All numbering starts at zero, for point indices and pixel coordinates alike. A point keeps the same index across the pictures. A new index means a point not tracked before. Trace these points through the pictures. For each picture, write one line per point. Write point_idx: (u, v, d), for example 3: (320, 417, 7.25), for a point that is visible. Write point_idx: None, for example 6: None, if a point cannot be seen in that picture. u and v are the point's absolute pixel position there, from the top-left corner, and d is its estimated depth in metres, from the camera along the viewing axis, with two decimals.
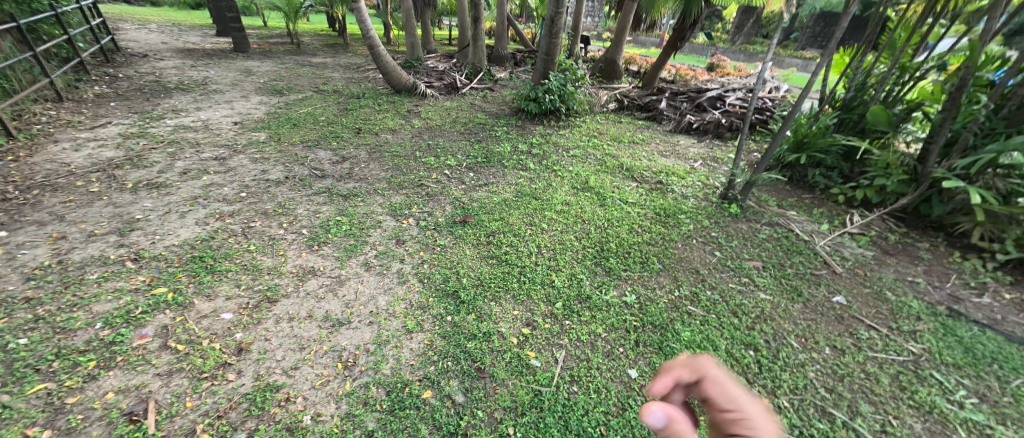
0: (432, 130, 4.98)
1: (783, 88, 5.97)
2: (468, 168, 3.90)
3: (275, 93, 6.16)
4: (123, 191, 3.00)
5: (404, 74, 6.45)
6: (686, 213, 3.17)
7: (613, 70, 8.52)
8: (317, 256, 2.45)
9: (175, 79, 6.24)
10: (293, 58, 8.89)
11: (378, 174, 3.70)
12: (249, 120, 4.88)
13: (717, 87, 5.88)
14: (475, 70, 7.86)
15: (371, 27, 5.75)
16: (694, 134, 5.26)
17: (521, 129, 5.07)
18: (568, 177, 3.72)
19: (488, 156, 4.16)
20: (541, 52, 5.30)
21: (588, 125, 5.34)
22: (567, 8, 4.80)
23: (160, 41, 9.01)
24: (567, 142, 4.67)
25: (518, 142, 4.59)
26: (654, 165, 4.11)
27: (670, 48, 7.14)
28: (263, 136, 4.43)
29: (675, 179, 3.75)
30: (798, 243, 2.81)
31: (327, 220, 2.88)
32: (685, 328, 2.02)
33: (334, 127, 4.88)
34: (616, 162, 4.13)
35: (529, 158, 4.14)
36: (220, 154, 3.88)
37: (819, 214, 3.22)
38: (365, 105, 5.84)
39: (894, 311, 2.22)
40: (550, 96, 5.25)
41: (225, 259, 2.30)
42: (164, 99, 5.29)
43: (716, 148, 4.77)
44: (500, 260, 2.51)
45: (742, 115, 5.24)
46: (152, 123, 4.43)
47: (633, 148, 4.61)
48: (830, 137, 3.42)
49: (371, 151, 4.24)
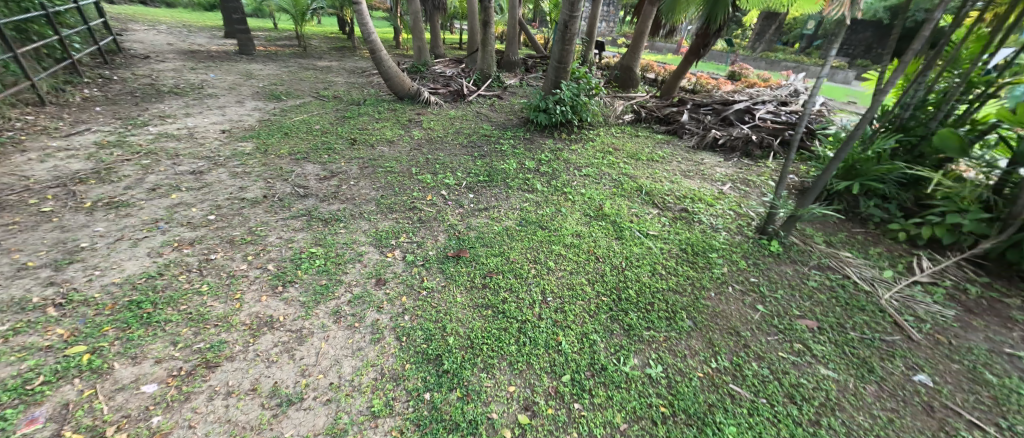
0: (432, 142, 4.61)
1: (818, 101, 5.45)
2: (468, 187, 3.50)
3: (272, 99, 5.87)
4: (77, 211, 2.68)
5: (407, 80, 6.10)
6: (718, 251, 2.69)
7: (629, 78, 8.07)
8: (279, 301, 2.07)
9: (170, 83, 6.01)
10: (297, 61, 8.66)
11: (368, 193, 3.33)
12: (238, 128, 4.58)
13: (745, 99, 5.40)
14: (484, 76, 7.49)
15: (373, 30, 5.42)
16: (719, 151, 4.80)
17: (529, 143, 4.66)
18: (580, 201, 3.29)
19: (491, 174, 3.76)
20: (553, 59, 4.85)
21: (602, 139, 4.91)
22: (581, 13, 4.39)
23: (166, 43, 8.91)
24: (579, 159, 4.23)
25: (525, 157, 4.18)
26: (677, 188, 3.64)
27: (692, 56, 6.67)
28: (251, 147, 4.11)
29: (702, 206, 3.28)
30: (857, 296, 2.32)
31: (299, 251, 2.50)
32: (729, 421, 1.54)
33: (328, 137, 4.54)
34: (634, 184, 3.68)
35: (536, 177, 3.73)
36: (199, 167, 3.56)
37: (877, 256, 2.71)
38: (365, 112, 5.51)
39: (1000, 400, 1.70)
40: (561, 107, 4.85)
41: (168, 306, 1.93)
42: (154, 104, 5.04)
43: (745, 168, 4.30)
44: (496, 311, 2.09)
45: (774, 131, 4.74)
46: (134, 130, 4.15)
47: (652, 167, 4.17)
48: (889, 163, 2.94)
49: (363, 165, 3.88)
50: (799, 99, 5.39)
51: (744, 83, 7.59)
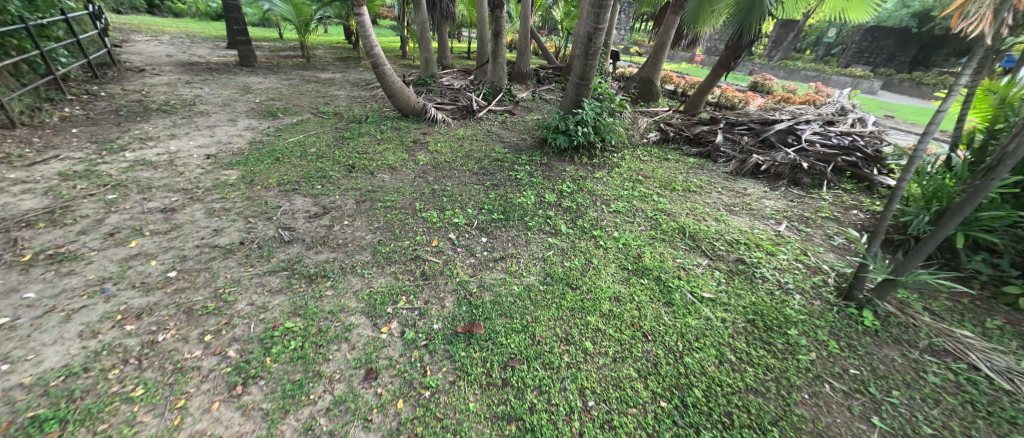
0: (439, 168, 4.13)
1: (870, 120, 4.84)
2: (480, 228, 3.01)
3: (268, 116, 5.46)
4: (10, 267, 2.22)
5: (412, 96, 5.66)
6: (798, 325, 2.12)
7: (650, 91, 7.59)
8: (232, 409, 1.54)
9: (160, 99, 5.64)
10: (299, 73, 8.31)
11: (363, 237, 2.84)
12: (225, 152, 4.14)
13: (787, 118, 4.84)
14: (494, 90, 7.04)
15: (376, 43, 5.00)
16: (762, 178, 4.25)
17: (547, 169, 4.15)
18: (614, 248, 2.77)
19: (506, 210, 3.27)
20: (573, 76, 4.37)
21: (628, 164, 4.40)
22: (606, 25, 3.92)
23: (165, 55, 8.62)
24: (605, 190, 3.71)
25: (545, 188, 3.68)
26: (727, 229, 3.09)
27: (721, 68, 6.15)
28: (236, 175, 3.66)
29: (762, 255, 2.72)
30: (1004, 403, 1.72)
31: (272, 325, 1.98)
32: None
33: (324, 163, 4.09)
34: (674, 224, 3.14)
35: (559, 214, 3.23)
36: (173, 203, 3.10)
37: (1002, 333, 2.13)
38: (366, 132, 5.06)
39: None
40: (582, 128, 4.37)
41: (79, 426, 1.41)
42: (138, 124, 4.64)
43: (797, 200, 3.74)
44: (521, 428, 1.54)
45: (825, 157, 4.18)
46: (108, 157, 3.72)
47: (690, 199, 3.64)
48: (999, 210, 2.39)
49: (360, 198, 3.41)
50: (848, 118, 4.80)
51: (775, 98, 7.03)
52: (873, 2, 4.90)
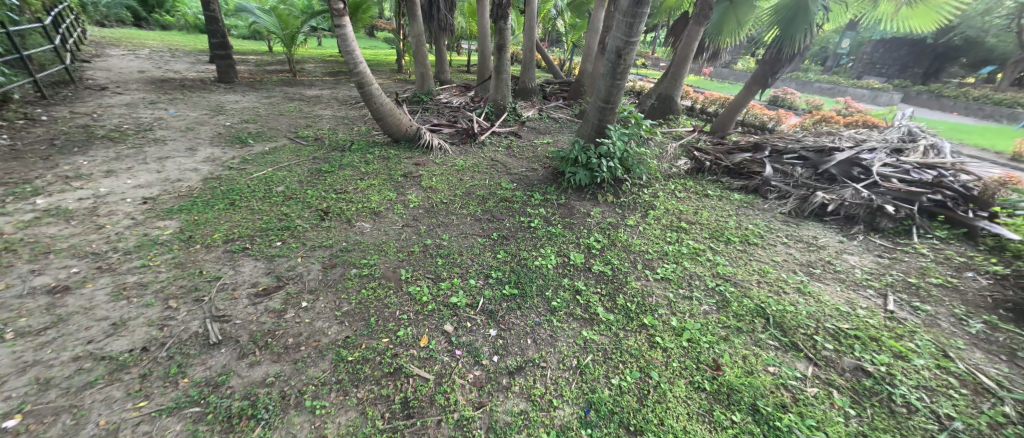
0: (433, 212, 3.36)
1: (945, 148, 4.09)
2: (488, 313, 2.21)
3: (235, 143, 4.69)
4: None
5: (403, 118, 4.90)
6: None
7: (669, 107, 6.88)
8: None
9: (113, 123, 4.88)
10: (283, 90, 7.60)
11: (324, 333, 2.01)
12: (169, 194, 3.36)
13: (847, 145, 4.08)
14: (498, 109, 6.33)
15: (361, 58, 4.25)
16: (831, 221, 3.48)
17: (567, 212, 3.39)
18: (679, 350, 1.95)
19: (520, 279, 2.49)
20: (596, 97, 3.61)
21: (663, 204, 3.63)
22: (640, 38, 3.21)
23: (137, 70, 7.90)
24: (644, 244, 2.93)
25: (566, 242, 2.91)
26: (823, 310, 2.26)
27: (755, 85, 5.40)
28: (173, 229, 2.87)
29: (894, 362, 1.89)
30: None
31: None
32: None
33: (292, 205, 3.32)
34: (748, 301, 2.31)
35: (590, 286, 2.44)
36: (70, 277, 2.29)
37: None
38: (348, 163, 4.28)
39: None
40: (607, 160, 3.63)
41: None
42: (71, 156, 3.86)
43: (887, 255, 2.96)
44: None
45: (907, 196, 3.40)
46: (11, 205, 2.92)
47: (751, 255, 2.86)
48: None
49: (329, 262, 2.61)
50: (919, 145, 4.04)
51: (810, 116, 6.30)
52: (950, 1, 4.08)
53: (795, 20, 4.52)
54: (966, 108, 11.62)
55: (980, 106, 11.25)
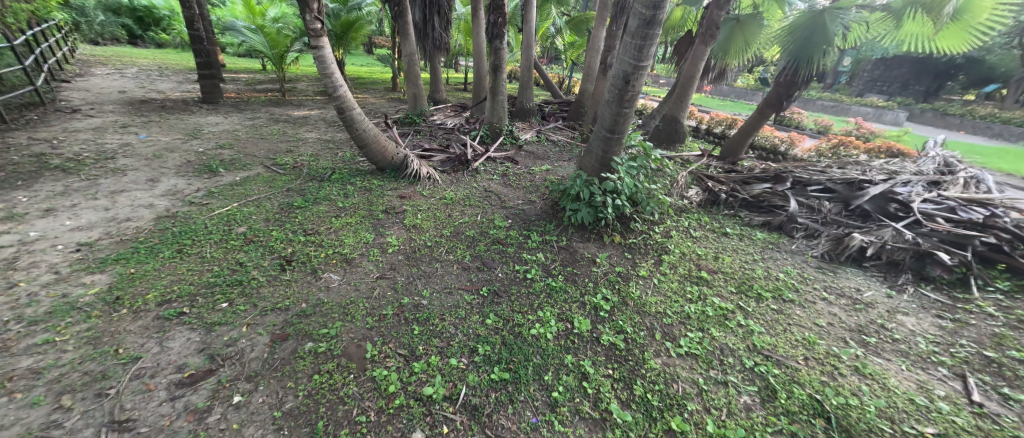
0: (414, 260, 2.91)
1: (988, 180, 3.67)
2: (472, 410, 1.73)
3: (203, 172, 4.27)
4: None
5: (389, 145, 4.50)
6: None
7: (675, 130, 6.53)
8: None
9: (72, 150, 4.48)
10: (268, 111, 7.25)
11: None
12: (110, 238, 2.91)
13: (878, 177, 3.67)
14: (493, 132, 5.96)
15: (342, 81, 3.88)
16: (871, 267, 3.05)
17: (570, 258, 2.95)
18: None
19: (513, 355, 2.02)
20: (600, 126, 3.21)
21: (678, 246, 3.19)
22: (649, 63, 2.86)
23: (119, 90, 7.58)
24: (660, 303, 2.47)
25: (568, 301, 2.45)
26: (896, 404, 1.78)
27: (769, 108, 5.01)
28: (101, 286, 2.41)
29: None
30: None
31: None
32: None
33: (251, 252, 2.88)
34: (801, 391, 1.83)
35: (600, 364, 1.99)
36: None
37: None
38: (326, 196, 3.87)
39: None
40: (614, 197, 3.21)
41: None
42: (9, 191, 3.43)
43: (947, 314, 2.51)
44: None
45: (959, 238, 2.96)
46: None
47: (789, 316, 2.41)
48: None
49: (283, 331, 2.15)
50: (959, 177, 3.63)
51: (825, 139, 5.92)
52: (991, 21, 3.73)
53: (813, 38, 4.19)
54: (973, 127, 11.29)
55: (988, 125, 10.93)
